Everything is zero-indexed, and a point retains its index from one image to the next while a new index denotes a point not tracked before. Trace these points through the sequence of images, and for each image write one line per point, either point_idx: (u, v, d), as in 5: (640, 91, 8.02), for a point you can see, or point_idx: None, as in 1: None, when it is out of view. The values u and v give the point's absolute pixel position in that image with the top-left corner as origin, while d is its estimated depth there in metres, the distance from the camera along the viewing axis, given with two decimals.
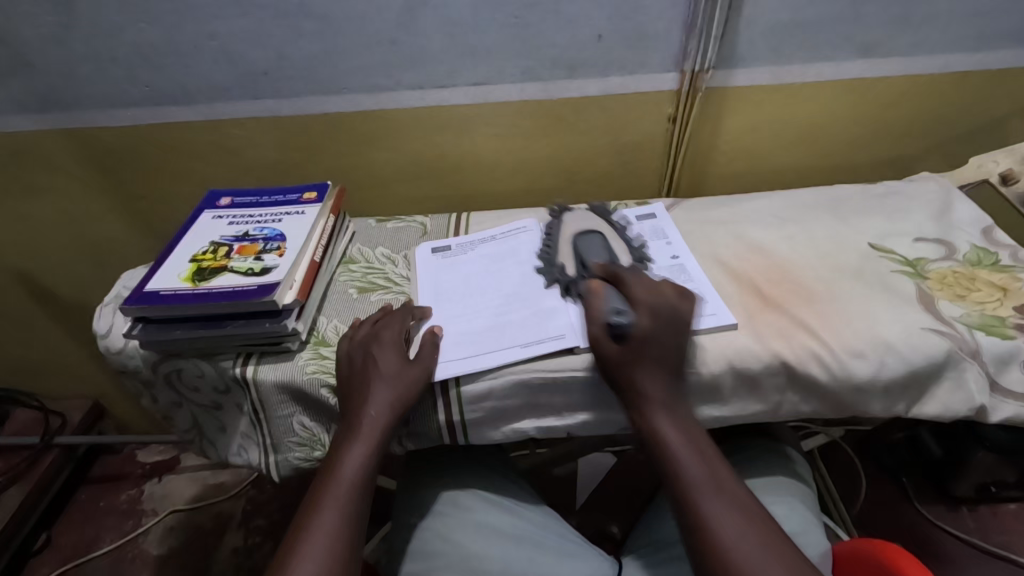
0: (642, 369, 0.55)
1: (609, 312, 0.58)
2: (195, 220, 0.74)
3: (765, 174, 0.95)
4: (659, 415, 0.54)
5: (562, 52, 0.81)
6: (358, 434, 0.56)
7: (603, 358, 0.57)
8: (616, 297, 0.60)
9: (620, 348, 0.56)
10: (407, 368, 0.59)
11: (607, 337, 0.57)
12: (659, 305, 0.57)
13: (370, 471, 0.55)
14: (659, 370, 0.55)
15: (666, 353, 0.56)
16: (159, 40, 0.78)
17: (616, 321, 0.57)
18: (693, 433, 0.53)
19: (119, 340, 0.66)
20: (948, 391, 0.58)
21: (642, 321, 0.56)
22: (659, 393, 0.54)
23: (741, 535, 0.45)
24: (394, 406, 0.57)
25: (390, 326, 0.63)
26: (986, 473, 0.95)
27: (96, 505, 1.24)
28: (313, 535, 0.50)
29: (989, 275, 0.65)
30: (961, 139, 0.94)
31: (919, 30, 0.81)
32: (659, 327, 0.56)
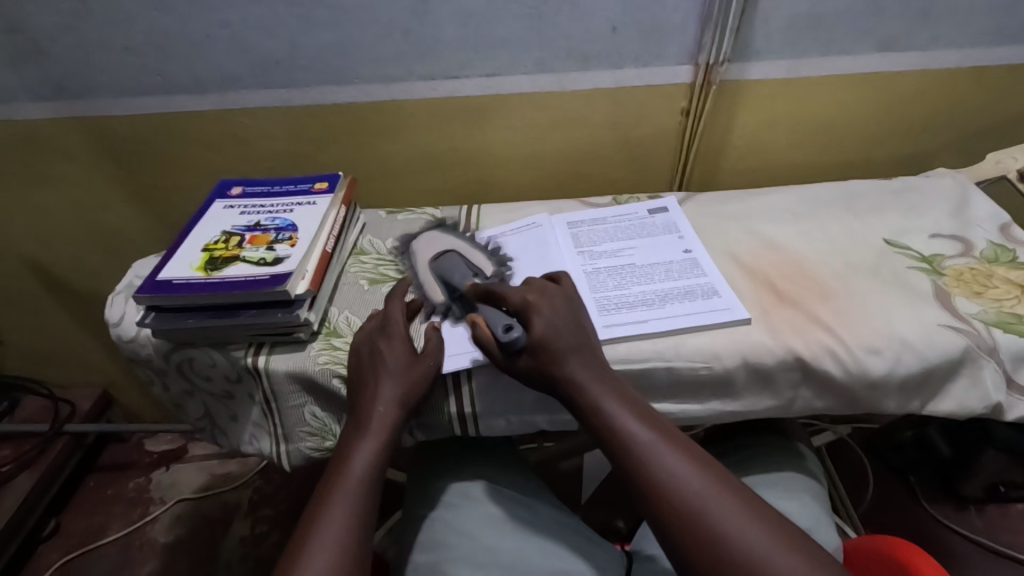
0: (566, 350, 0.54)
1: (498, 329, 0.57)
2: (207, 210, 0.74)
3: (778, 169, 0.94)
4: (591, 387, 0.53)
5: (575, 43, 0.80)
6: (368, 429, 0.56)
7: (518, 370, 0.56)
8: (498, 315, 0.59)
9: (528, 362, 0.55)
10: (418, 360, 0.58)
11: (506, 354, 0.56)
12: (538, 304, 0.57)
13: (380, 468, 0.55)
14: (579, 350, 0.55)
15: (578, 333, 0.56)
16: (171, 28, 0.78)
17: (508, 338, 0.56)
18: (628, 398, 0.53)
19: (131, 328, 0.66)
20: (964, 388, 0.58)
21: (536, 327, 0.55)
22: (584, 369, 0.54)
23: (698, 486, 0.46)
24: (404, 401, 0.57)
25: (398, 315, 0.62)
26: (996, 473, 0.94)
27: (104, 493, 1.25)
28: (324, 529, 0.50)
29: (1007, 272, 0.64)
30: (977, 135, 0.93)
31: (937, 23, 0.80)
32: (554, 322, 0.55)
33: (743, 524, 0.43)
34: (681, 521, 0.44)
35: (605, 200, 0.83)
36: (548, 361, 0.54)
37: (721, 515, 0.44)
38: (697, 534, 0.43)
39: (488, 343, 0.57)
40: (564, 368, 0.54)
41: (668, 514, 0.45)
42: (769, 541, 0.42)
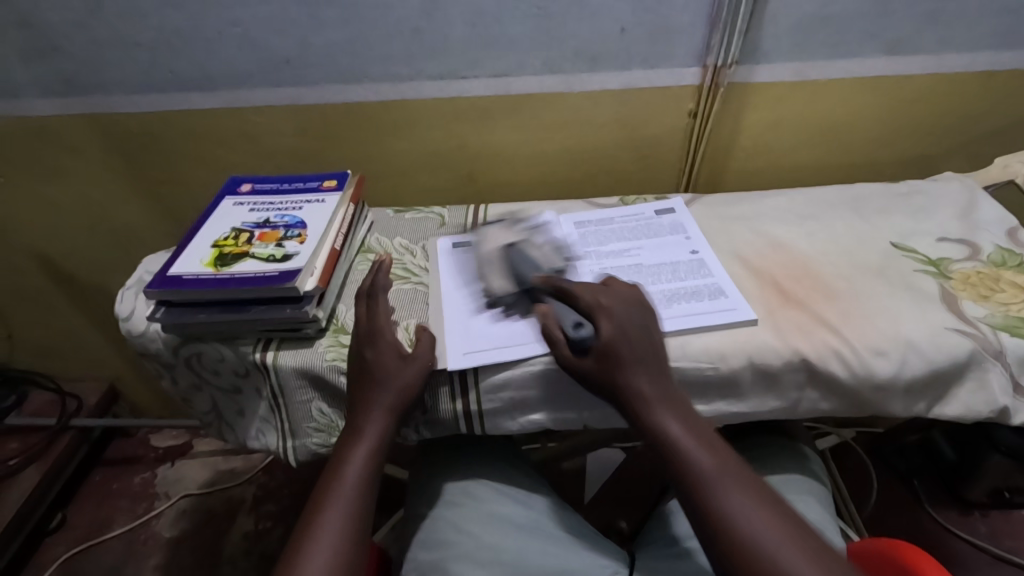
0: (635, 366, 0.53)
1: (568, 326, 0.58)
2: (216, 206, 0.75)
3: (784, 171, 0.95)
4: (657, 411, 0.52)
5: (584, 44, 0.80)
6: (361, 434, 0.57)
7: (577, 369, 0.56)
8: (568, 311, 0.59)
9: (596, 360, 0.54)
10: (411, 363, 0.58)
11: (573, 352, 0.56)
12: (615, 307, 0.56)
13: (374, 471, 0.56)
14: (650, 364, 0.54)
15: (650, 345, 0.55)
16: (184, 26, 0.79)
17: (579, 334, 0.56)
18: (695, 425, 0.52)
19: (141, 323, 0.66)
20: (970, 391, 0.58)
21: (604, 328, 0.55)
22: (653, 386, 0.53)
23: (763, 527, 0.45)
24: (397, 406, 0.57)
25: (386, 314, 0.62)
26: (1002, 479, 0.94)
27: (110, 487, 1.26)
28: (320, 535, 0.51)
29: (1014, 276, 0.64)
30: (986, 139, 0.93)
31: (947, 27, 0.80)
32: (622, 326, 0.55)
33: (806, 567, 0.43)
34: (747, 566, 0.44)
35: (611, 200, 0.83)
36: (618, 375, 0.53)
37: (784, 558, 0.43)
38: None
39: (555, 341, 0.57)
40: (634, 387, 0.53)
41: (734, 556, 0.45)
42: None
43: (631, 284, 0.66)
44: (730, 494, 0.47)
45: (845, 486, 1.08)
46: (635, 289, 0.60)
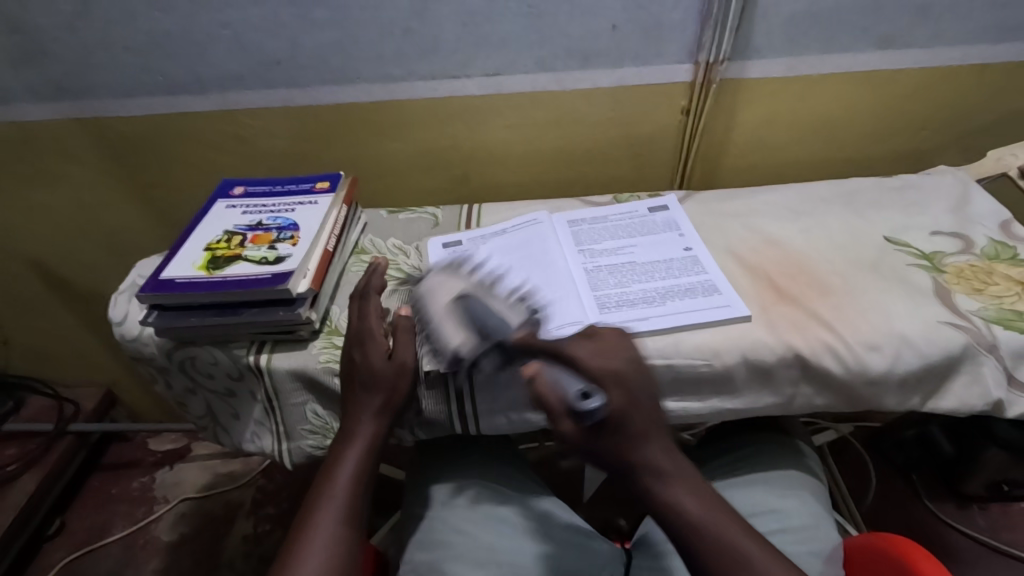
0: (647, 441, 0.49)
1: (571, 395, 0.48)
2: (209, 209, 0.75)
3: (778, 167, 0.94)
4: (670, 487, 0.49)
5: (575, 42, 0.80)
6: (352, 438, 0.58)
7: (584, 442, 0.48)
8: (568, 374, 0.50)
9: (603, 437, 0.48)
10: (399, 366, 0.58)
11: (579, 425, 0.48)
12: (623, 373, 0.51)
13: (366, 475, 0.57)
14: (662, 438, 0.50)
15: (659, 416, 0.51)
16: (174, 29, 0.78)
17: (587, 407, 0.47)
18: (710, 497, 0.50)
19: (134, 327, 0.66)
20: (964, 385, 0.58)
21: (614, 399, 0.49)
22: (664, 462, 0.49)
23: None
24: (386, 408, 0.58)
25: (373, 317, 0.61)
26: (999, 472, 0.94)
27: (108, 492, 1.25)
28: (312, 542, 0.52)
29: (1007, 269, 0.64)
30: (979, 133, 0.93)
31: (938, 20, 0.80)
32: (632, 397, 0.50)
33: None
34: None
35: (604, 198, 0.83)
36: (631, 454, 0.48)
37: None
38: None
39: (557, 412, 0.49)
40: (648, 465, 0.49)
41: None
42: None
43: (625, 282, 0.66)
44: (752, 574, 0.45)
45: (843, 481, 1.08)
46: (629, 344, 0.55)
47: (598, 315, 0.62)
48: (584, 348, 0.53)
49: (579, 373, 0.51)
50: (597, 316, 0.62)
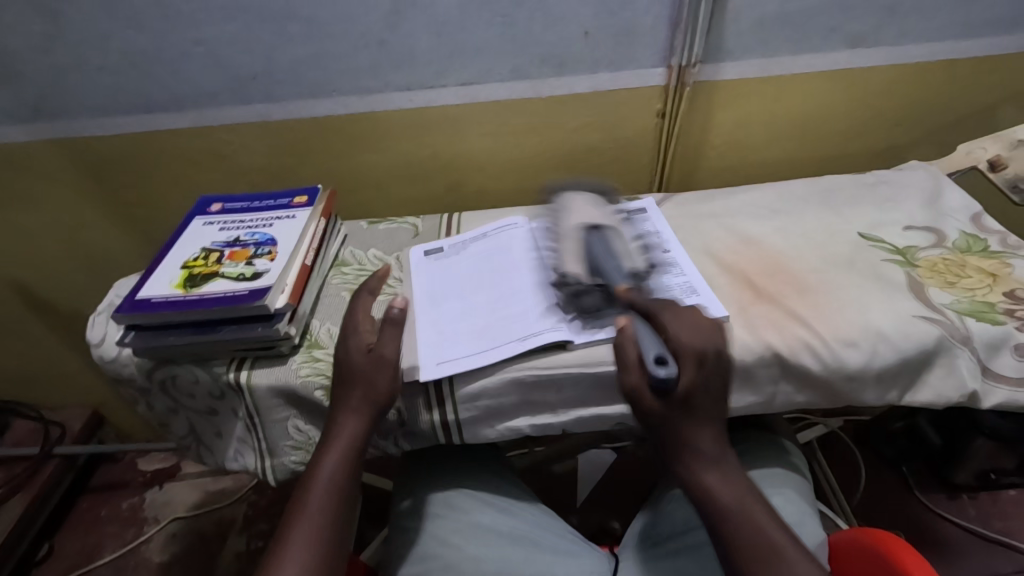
0: (699, 420, 0.51)
1: (648, 357, 0.50)
2: (186, 227, 0.74)
3: (756, 166, 0.95)
4: (711, 469, 0.51)
5: (549, 49, 0.81)
6: (330, 439, 0.57)
7: (644, 404, 0.51)
8: (652, 338, 0.51)
9: (665, 406, 0.50)
10: (376, 359, 0.58)
11: (647, 389, 0.51)
12: (699, 349, 0.52)
13: (347, 476, 0.56)
14: (707, 417, 0.51)
15: (719, 397, 0.52)
16: (147, 48, 0.78)
17: (659, 375, 0.48)
18: (746, 488, 0.51)
19: (113, 348, 0.66)
20: (940, 377, 0.58)
21: (688, 376, 0.50)
22: (707, 437, 0.51)
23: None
24: (363, 406, 0.57)
25: (359, 316, 0.63)
26: (986, 461, 0.95)
27: (97, 514, 1.24)
28: (290, 543, 0.52)
29: (979, 261, 0.65)
30: (952, 126, 0.94)
31: (906, 18, 0.81)
32: (702, 375, 0.51)
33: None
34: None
35: (583, 203, 0.83)
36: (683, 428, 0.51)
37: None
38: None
39: (630, 367, 0.52)
40: (692, 442, 0.51)
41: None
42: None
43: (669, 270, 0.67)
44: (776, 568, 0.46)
45: (832, 476, 1.09)
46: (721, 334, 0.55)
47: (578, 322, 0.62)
48: (678, 321, 0.54)
49: (662, 340, 0.52)
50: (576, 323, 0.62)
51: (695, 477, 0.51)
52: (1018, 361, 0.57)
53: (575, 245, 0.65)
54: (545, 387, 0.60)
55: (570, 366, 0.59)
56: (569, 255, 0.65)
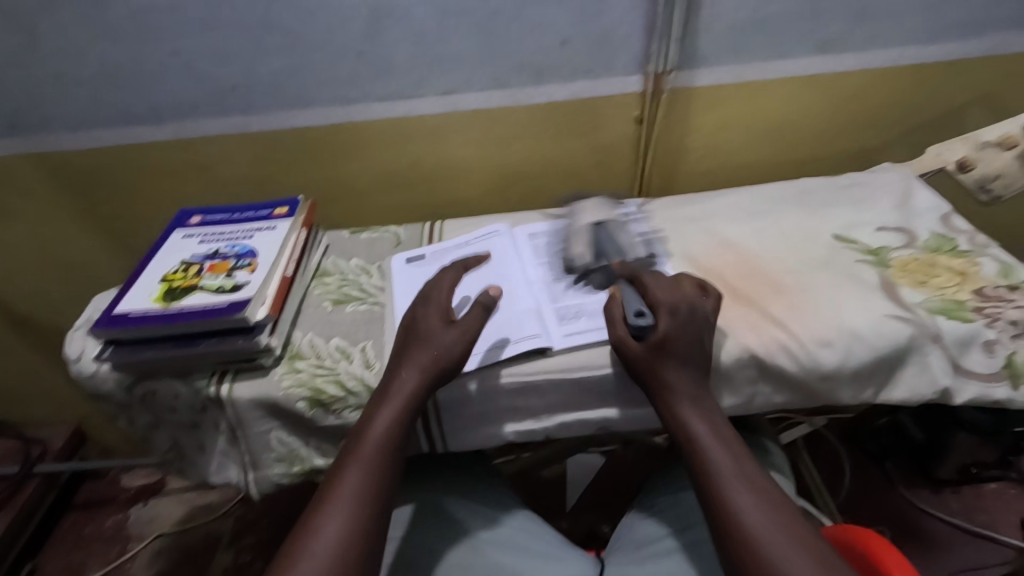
0: (676, 362, 0.54)
1: (629, 311, 0.59)
2: (165, 240, 0.74)
3: (734, 170, 0.97)
4: (690, 410, 0.53)
5: (526, 58, 0.82)
6: (390, 395, 0.55)
7: (627, 355, 0.56)
8: (636, 298, 0.61)
9: (642, 347, 0.55)
10: (455, 330, 0.58)
11: (628, 335, 0.57)
12: (677, 306, 0.57)
13: (401, 429, 0.53)
14: (684, 361, 0.55)
15: (698, 348, 0.56)
16: (124, 61, 0.78)
17: (637, 323, 0.58)
18: (724, 433, 0.52)
19: (91, 364, 0.65)
20: (913, 374, 0.59)
21: (663, 322, 0.56)
22: (683, 384, 0.54)
23: (764, 527, 0.44)
24: (430, 369, 0.56)
25: (443, 285, 0.63)
26: (966, 456, 0.97)
27: (81, 532, 1.22)
28: (338, 483, 0.50)
29: (949, 260, 0.66)
30: (923, 128, 0.96)
31: (874, 24, 0.83)
32: (679, 326, 0.55)
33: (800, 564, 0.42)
34: (748, 563, 0.43)
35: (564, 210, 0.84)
36: (660, 369, 0.54)
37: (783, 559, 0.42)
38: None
39: (614, 323, 0.59)
40: (670, 384, 0.54)
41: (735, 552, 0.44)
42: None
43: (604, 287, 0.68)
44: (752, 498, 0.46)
45: (817, 474, 1.10)
46: (707, 294, 0.60)
47: (558, 327, 0.63)
48: (659, 281, 0.61)
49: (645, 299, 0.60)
50: (557, 329, 0.63)
51: (677, 418, 0.53)
52: (988, 357, 0.59)
53: (581, 237, 0.73)
54: (527, 392, 0.61)
55: (551, 371, 0.60)
56: (577, 244, 0.73)
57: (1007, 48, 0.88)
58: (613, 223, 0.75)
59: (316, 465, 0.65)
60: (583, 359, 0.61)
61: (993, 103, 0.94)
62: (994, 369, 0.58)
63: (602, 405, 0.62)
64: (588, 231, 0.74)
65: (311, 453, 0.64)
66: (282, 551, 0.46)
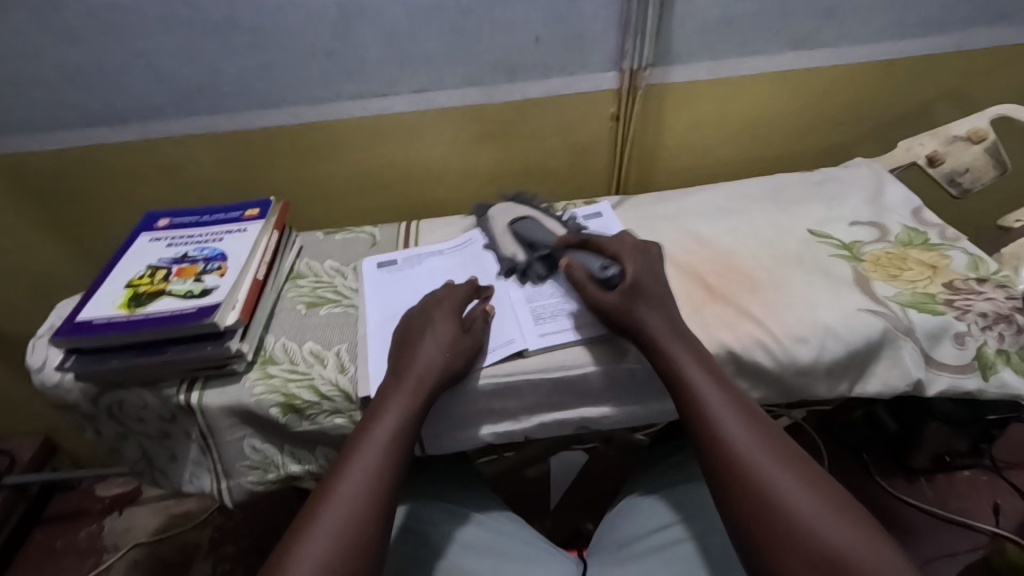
0: (647, 301, 0.57)
1: (594, 269, 0.61)
2: (132, 244, 0.72)
3: (710, 166, 0.97)
4: (676, 346, 0.54)
5: (500, 56, 0.81)
6: (402, 388, 0.54)
7: (602, 307, 0.58)
8: (593, 257, 0.63)
9: (618, 295, 0.57)
10: (469, 340, 0.59)
11: (598, 290, 0.59)
12: (638, 254, 0.61)
13: (413, 423, 0.53)
14: (655, 300, 0.57)
15: (663, 289, 0.59)
16: (84, 60, 0.75)
17: (605, 275, 0.60)
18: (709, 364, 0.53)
19: (54, 374, 0.63)
20: (886, 367, 0.60)
21: (629, 268, 0.59)
22: (661, 321, 0.56)
23: (760, 451, 0.46)
24: (445, 369, 0.56)
25: (456, 293, 0.64)
26: (940, 443, 0.99)
27: (53, 546, 1.18)
28: (350, 469, 0.49)
29: (919, 254, 0.67)
30: (893, 123, 0.97)
31: (844, 21, 0.84)
32: (645, 273, 0.59)
33: (790, 486, 0.44)
34: (741, 489, 0.45)
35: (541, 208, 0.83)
36: (634, 308, 0.56)
37: (777, 483, 0.44)
38: (752, 500, 0.44)
39: (581, 284, 0.60)
40: (647, 322, 0.56)
41: (727, 478, 0.46)
42: (815, 502, 0.43)
43: None
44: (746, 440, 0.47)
45: None
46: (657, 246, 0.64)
47: (534, 328, 0.63)
48: (612, 237, 0.64)
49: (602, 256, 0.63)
50: (532, 329, 0.62)
51: (662, 353, 0.54)
52: (959, 349, 0.60)
53: (509, 237, 0.72)
54: (505, 394, 0.60)
55: (529, 372, 0.60)
56: (505, 243, 0.72)
57: (973, 44, 0.89)
58: (534, 216, 0.74)
59: (291, 471, 0.63)
60: (561, 360, 0.60)
61: (960, 98, 0.95)
62: (964, 360, 0.59)
63: (581, 404, 0.62)
64: (511, 230, 0.73)
65: (286, 460, 0.63)
66: (291, 534, 0.46)
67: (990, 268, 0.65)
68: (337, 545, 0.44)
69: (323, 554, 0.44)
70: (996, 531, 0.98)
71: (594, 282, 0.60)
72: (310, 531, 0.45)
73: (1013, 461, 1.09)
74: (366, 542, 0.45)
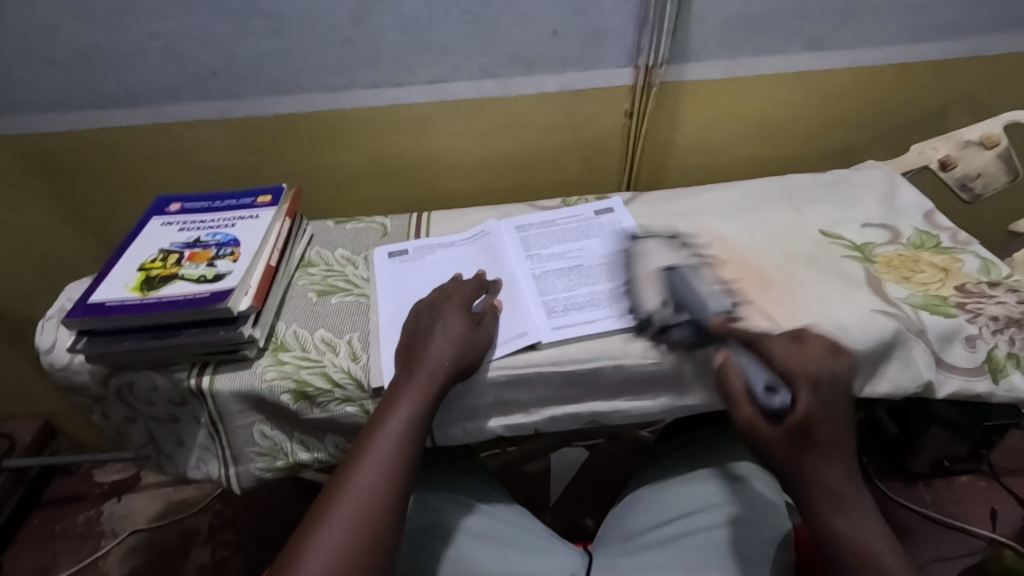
0: (826, 454, 0.46)
1: (756, 386, 0.48)
2: (143, 227, 0.72)
3: (721, 166, 0.97)
4: (847, 518, 0.45)
5: (517, 49, 0.81)
6: (414, 382, 0.54)
7: (747, 429, 0.48)
8: (758, 368, 0.49)
9: (782, 435, 0.46)
10: (479, 338, 0.59)
11: (757, 414, 0.48)
12: (817, 373, 0.47)
13: (425, 417, 0.53)
14: (830, 450, 0.46)
15: (845, 430, 0.47)
16: (100, 41, 0.75)
17: (771, 401, 0.47)
18: (879, 534, 0.45)
19: (64, 355, 0.63)
20: (897, 368, 0.60)
21: (805, 402, 0.46)
22: (834, 483, 0.46)
23: None
24: (455, 365, 0.56)
25: (463, 291, 0.63)
26: (939, 448, 0.99)
27: (51, 529, 1.18)
28: (362, 462, 0.49)
29: (932, 257, 0.67)
30: (904, 127, 0.97)
31: (861, 23, 0.84)
32: (823, 403, 0.47)
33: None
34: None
35: (553, 202, 0.83)
36: (803, 459, 0.46)
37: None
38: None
39: (736, 400, 0.49)
40: (824, 480, 0.46)
41: None
42: None
43: (594, 281, 0.68)
44: None
45: None
46: (842, 358, 0.49)
47: (546, 321, 0.63)
48: (782, 344, 0.50)
49: (770, 369, 0.50)
50: (545, 323, 0.62)
51: (827, 517, 0.45)
52: (969, 352, 0.60)
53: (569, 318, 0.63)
54: (517, 385, 0.60)
55: (541, 365, 0.60)
56: (647, 289, 0.64)
57: (987, 50, 0.90)
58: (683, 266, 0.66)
59: (299, 459, 0.63)
60: (573, 353, 0.60)
61: (972, 104, 0.96)
62: (974, 363, 0.60)
63: (592, 397, 0.62)
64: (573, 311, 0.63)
65: (295, 447, 0.63)
66: (303, 526, 0.46)
67: (1002, 272, 0.65)
68: (351, 537, 0.44)
69: (338, 549, 0.44)
70: (993, 537, 0.98)
71: (754, 402, 0.48)
72: (323, 529, 0.45)
73: (1012, 468, 1.09)
74: (379, 534, 0.45)
